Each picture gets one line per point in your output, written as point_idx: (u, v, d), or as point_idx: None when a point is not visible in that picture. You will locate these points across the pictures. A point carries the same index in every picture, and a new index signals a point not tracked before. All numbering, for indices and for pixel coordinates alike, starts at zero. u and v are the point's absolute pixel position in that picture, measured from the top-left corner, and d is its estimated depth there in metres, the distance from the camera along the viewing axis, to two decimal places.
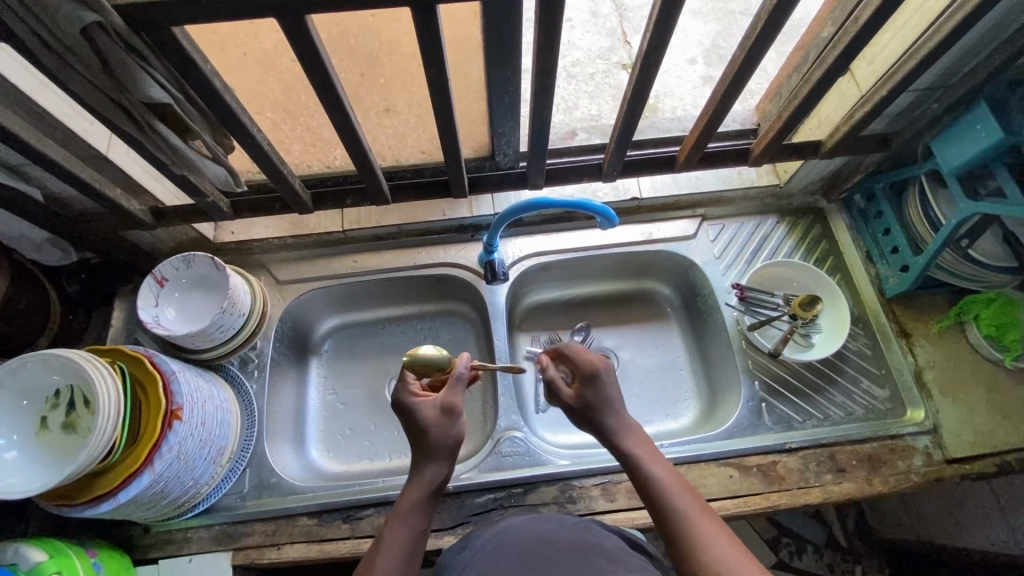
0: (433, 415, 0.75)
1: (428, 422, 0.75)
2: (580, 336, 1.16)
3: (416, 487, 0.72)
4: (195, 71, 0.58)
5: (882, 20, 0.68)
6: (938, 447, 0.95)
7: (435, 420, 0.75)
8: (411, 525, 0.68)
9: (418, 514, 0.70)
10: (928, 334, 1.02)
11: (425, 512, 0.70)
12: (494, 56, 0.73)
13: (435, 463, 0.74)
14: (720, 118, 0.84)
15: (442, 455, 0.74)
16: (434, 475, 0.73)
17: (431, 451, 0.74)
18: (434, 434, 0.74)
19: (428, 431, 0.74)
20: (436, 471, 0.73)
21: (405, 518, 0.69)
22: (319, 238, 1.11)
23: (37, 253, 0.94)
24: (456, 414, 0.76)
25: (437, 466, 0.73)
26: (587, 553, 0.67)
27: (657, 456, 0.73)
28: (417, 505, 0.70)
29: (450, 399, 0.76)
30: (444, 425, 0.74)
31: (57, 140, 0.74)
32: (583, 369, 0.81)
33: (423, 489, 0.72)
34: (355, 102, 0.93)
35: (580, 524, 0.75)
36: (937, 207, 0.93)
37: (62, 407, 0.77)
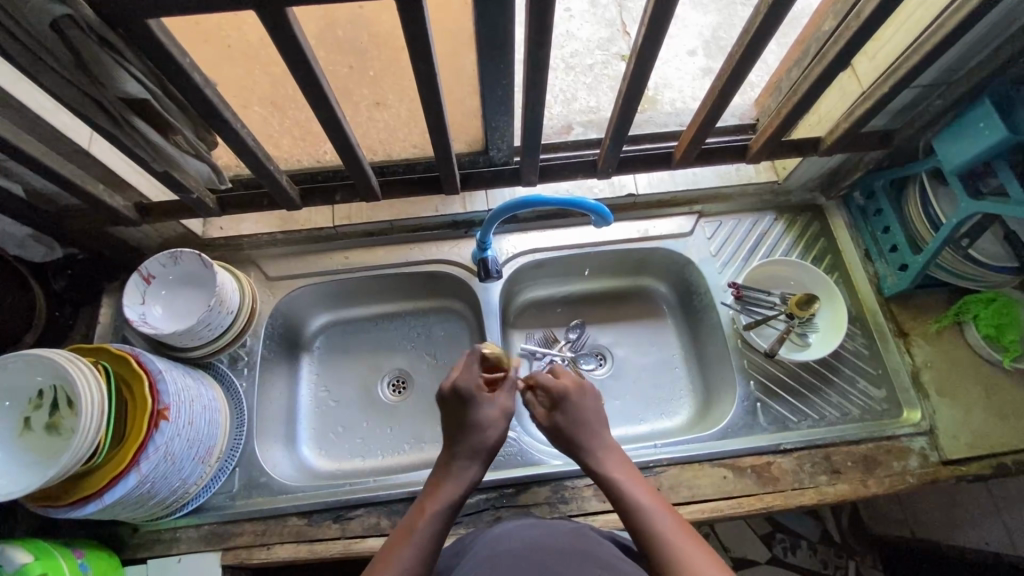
0: (493, 415, 0.79)
1: (485, 418, 0.78)
2: (575, 333, 1.15)
3: (452, 483, 0.74)
4: (173, 66, 0.56)
5: (884, 15, 0.66)
6: (934, 448, 0.94)
7: (495, 420, 0.79)
8: (442, 520, 0.70)
9: (451, 509, 0.71)
10: (926, 334, 1.01)
11: (455, 510, 0.72)
12: (485, 49, 0.71)
13: (473, 462, 0.77)
14: (717, 114, 0.82)
15: (483, 455, 0.77)
16: (472, 474, 0.76)
17: (476, 448, 0.77)
18: (490, 433, 0.78)
19: (486, 428, 0.78)
20: (473, 470, 0.76)
21: (438, 514, 0.70)
22: (309, 234, 1.09)
23: (20, 249, 0.92)
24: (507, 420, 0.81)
25: (474, 465, 0.77)
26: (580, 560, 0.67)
27: (636, 478, 0.73)
28: (450, 501, 0.72)
29: (507, 405, 0.81)
30: (496, 429, 0.79)
31: (37, 135, 0.72)
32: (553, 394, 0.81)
33: (460, 486, 0.74)
34: (344, 96, 0.89)
35: (572, 529, 0.75)
36: (938, 205, 0.91)
37: (45, 408, 0.76)
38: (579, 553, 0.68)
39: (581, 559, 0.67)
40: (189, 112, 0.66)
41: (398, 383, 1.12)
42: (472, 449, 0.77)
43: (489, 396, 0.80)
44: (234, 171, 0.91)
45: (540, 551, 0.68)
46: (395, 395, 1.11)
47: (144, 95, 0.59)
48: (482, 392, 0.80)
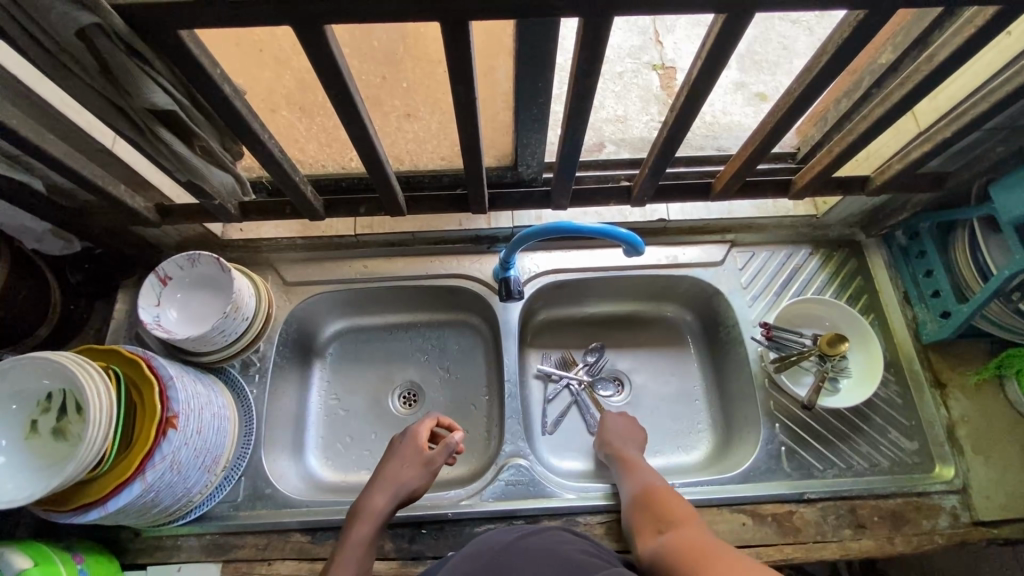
0: (412, 462, 0.87)
1: (405, 466, 0.87)
2: (593, 355, 1.12)
3: (366, 520, 0.82)
4: (205, 77, 0.54)
5: (959, 61, 0.62)
6: (966, 507, 0.90)
7: (413, 470, 0.86)
8: (358, 559, 0.78)
9: (363, 547, 0.79)
10: (963, 387, 0.97)
11: (369, 550, 0.79)
12: (525, 68, 0.68)
13: (386, 503, 0.83)
14: (764, 149, 0.78)
15: (396, 498, 0.84)
16: (383, 510, 0.82)
17: (389, 491, 0.84)
18: (405, 480, 0.85)
19: (401, 474, 0.85)
20: (386, 511, 0.83)
21: (353, 555, 0.78)
22: (330, 241, 1.07)
23: (38, 244, 0.93)
24: (430, 470, 0.87)
25: (387, 504, 0.83)
26: (561, 564, 0.65)
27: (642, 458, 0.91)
28: (361, 541, 0.79)
29: (434, 456, 0.88)
30: (417, 480, 0.86)
31: (61, 135, 0.70)
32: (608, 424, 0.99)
33: (373, 524, 0.81)
34: (375, 106, 0.85)
35: (547, 532, 0.73)
36: (988, 254, 0.86)
37: (54, 412, 0.74)
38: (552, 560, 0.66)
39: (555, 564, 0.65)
40: (216, 120, 0.64)
41: (410, 396, 1.09)
42: (386, 491, 0.84)
43: (419, 446, 0.89)
44: (256, 174, 0.89)
45: (517, 557, 0.67)
46: (406, 408, 1.08)
47: (173, 105, 0.57)
48: (416, 444, 0.89)
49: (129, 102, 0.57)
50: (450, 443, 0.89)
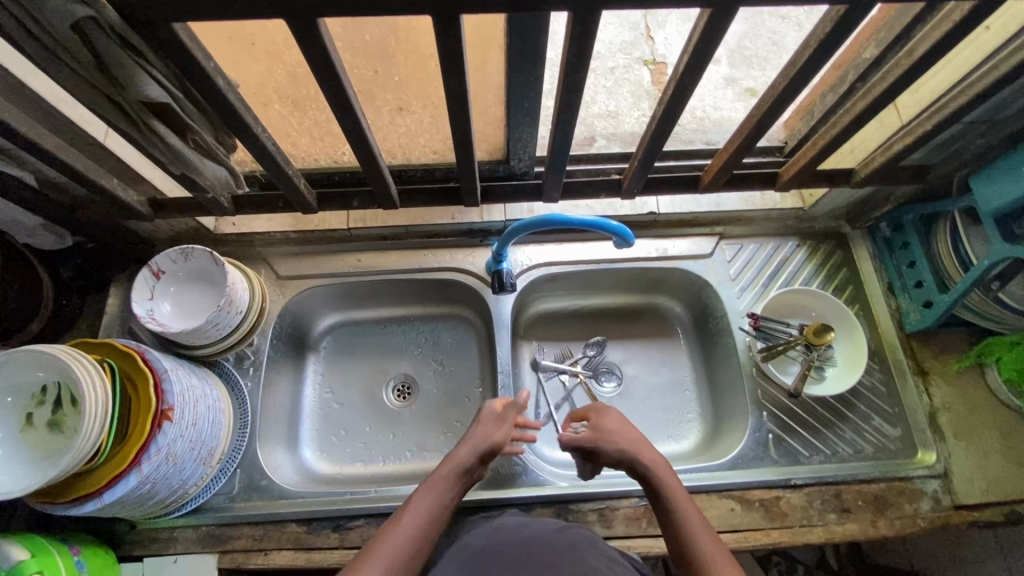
0: (488, 416, 0.85)
1: (482, 419, 0.85)
2: (593, 351, 1.13)
3: (451, 463, 0.79)
4: (197, 70, 0.54)
5: (937, 56, 0.64)
6: (947, 491, 0.92)
7: (495, 424, 0.84)
8: (437, 494, 0.75)
9: (444, 488, 0.76)
10: (945, 374, 0.99)
11: (450, 490, 0.76)
12: (517, 62, 0.68)
13: (473, 451, 0.80)
14: (752, 142, 0.80)
15: (482, 450, 0.81)
16: (468, 456, 0.80)
17: (477, 441, 0.81)
18: (485, 431, 0.83)
19: (481, 426, 0.83)
20: (470, 461, 0.79)
21: (433, 487, 0.76)
22: (324, 235, 1.08)
23: (30, 237, 0.90)
24: (508, 423, 0.85)
25: (474, 454, 0.80)
26: (569, 559, 0.66)
27: (660, 459, 0.80)
28: (444, 480, 0.76)
29: (510, 415, 0.86)
30: (495, 430, 0.83)
31: (53, 129, 0.70)
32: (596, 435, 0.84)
33: (459, 467, 0.78)
34: (367, 100, 0.87)
35: (564, 529, 0.73)
36: (969, 245, 0.88)
37: (49, 404, 0.75)
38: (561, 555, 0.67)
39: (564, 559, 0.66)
40: (210, 114, 0.65)
41: (404, 389, 1.10)
42: (469, 441, 0.82)
43: (492, 402, 0.87)
44: (249, 167, 0.91)
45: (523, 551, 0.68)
46: (400, 400, 1.09)
47: (167, 99, 0.58)
48: (489, 401, 0.87)
49: (122, 96, 0.57)
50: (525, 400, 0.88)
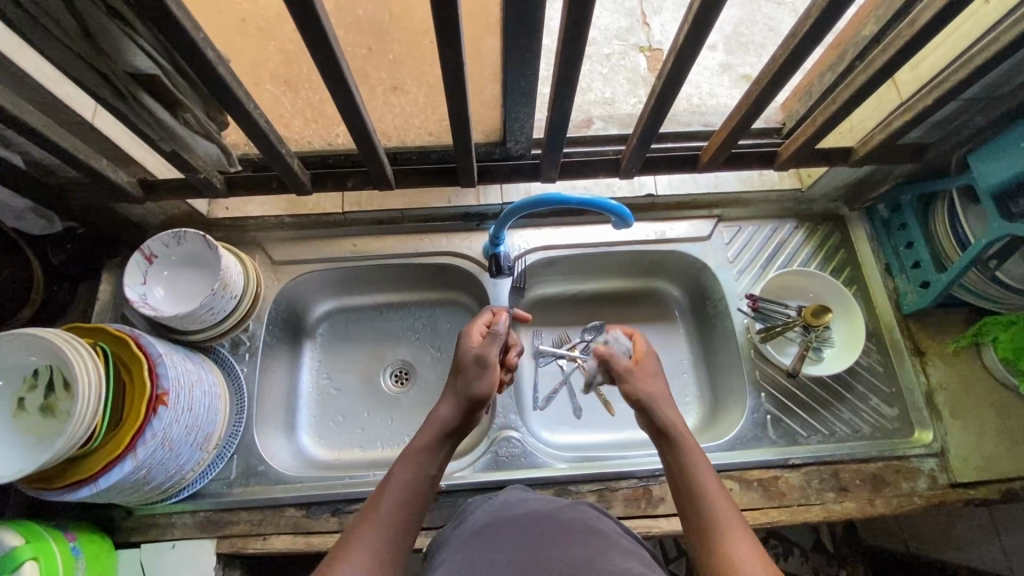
0: (468, 363, 0.80)
1: (463, 368, 0.80)
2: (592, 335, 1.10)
3: (430, 427, 0.75)
4: (187, 41, 0.53)
5: (938, 26, 0.63)
6: (944, 470, 0.93)
7: (470, 370, 0.79)
8: (417, 465, 0.71)
9: (424, 455, 0.73)
10: (942, 354, 0.99)
11: (432, 456, 0.73)
12: (513, 38, 0.67)
13: (450, 410, 0.76)
14: (750, 119, 0.80)
15: (462, 405, 0.77)
16: (444, 417, 0.76)
17: (454, 397, 0.77)
18: (465, 383, 0.78)
19: (459, 379, 0.79)
20: (451, 419, 0.76)
21: (411, 459, 0.72)
22: (317, 219, 1.06)
23: (17, 222, 0.89)
24: (487, 366, 0.79)
25: (452, 412, 0.76)
26: (574, 536, 0.65)
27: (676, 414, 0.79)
28: (422, 447, 0.73)
29: (486, 352, 0.80)
30: (476, 379, 0.78)
31: (40, 106, 0.69)
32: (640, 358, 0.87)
33: (434, 431, 0.75)
34: (362, 79, 0.85)
35: (571, 506, 0.72)
36: (967, 224, 0.88)
37: (41, 389, 0.74)
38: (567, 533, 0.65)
39: (569, 536, 0.64)
40: (201, 89, 0.64)
41: (401, 375, 1.10)
42: (449, 397, 0.78)
43: (471, 345, 0.82)
44: (242, 151, 0.87)
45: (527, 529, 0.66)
46: (397, 386, 1.08)
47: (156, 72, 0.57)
48: (467, 345, 0.82)
49: (109, 67, 0.56)
50: (501, 337, 0.82)
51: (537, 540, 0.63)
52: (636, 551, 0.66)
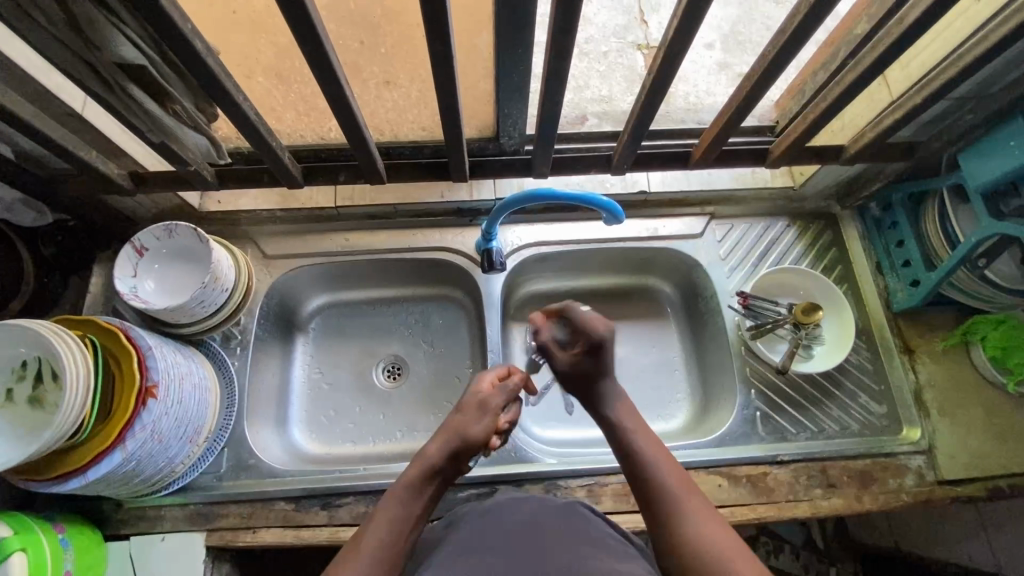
0: (471, 406, 0.77)
1: (465, 407, 0.77)
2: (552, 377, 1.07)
3: (417, 465, 0.72)
4: (175, 32, 0.53)
5: (925, 23, 0.64)
6: (931, 467, 0.94)
7: (471, 413, 0.77)
8: (402, 504, 0.68)
9: (408, 495, 0.69)
10: (931, 352, 1.00)
11: (416, 495, 0.69)
12: (504, 34, 0.67)
13: (441, 449, 0.73)
14: (742, 115, 0.80)
15: (452, 446, 0.73)
16: (434, 457, 0.72)
17: (446, 437, 0.74)
18: (463, 424, 0.75)
19: (458, 419, 0.76)
20: (439, 460, 0.72)
21: (396, 496, 0.69)
22: (311, 213, 1.07)
23: (8, 213, 0.88)
24: (489, 414, 0.77)
25: (441, 451, 0.72)
26: (568, 545, 0.64)
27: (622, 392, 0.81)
28: (406, 485, 0.70)
29: (490, 399, 0.78)
30: (474, 422, 0.75)
31: (28, 96, 0.68)
32: (589, 338, 0.80)
33: (421, 469, 0.71)
34: (354, 73, 0.87)
35: (562, 505, 0.73)
36: (957, 222, 0.88)
37: (29, 380, 0.74)
38: (560, 541, 0.65)
39: (565, 546, 0.64)
40: (190, 80, 0.64)
41: (394, 370, 1.10)
42: (443, 435, 0.74)
43: (479, 387, 0.80)
44: (234, 144, 0.87)
45: (522, 535, 0.66)
46: (389, 381, 1.09)
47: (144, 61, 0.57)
48: (476, 387, 0.80)
49: (96, 56, 0.56)
50: (514, 390, 0.80)
51: (532, 555, 0.62)
52: (624, 551, 0.67)
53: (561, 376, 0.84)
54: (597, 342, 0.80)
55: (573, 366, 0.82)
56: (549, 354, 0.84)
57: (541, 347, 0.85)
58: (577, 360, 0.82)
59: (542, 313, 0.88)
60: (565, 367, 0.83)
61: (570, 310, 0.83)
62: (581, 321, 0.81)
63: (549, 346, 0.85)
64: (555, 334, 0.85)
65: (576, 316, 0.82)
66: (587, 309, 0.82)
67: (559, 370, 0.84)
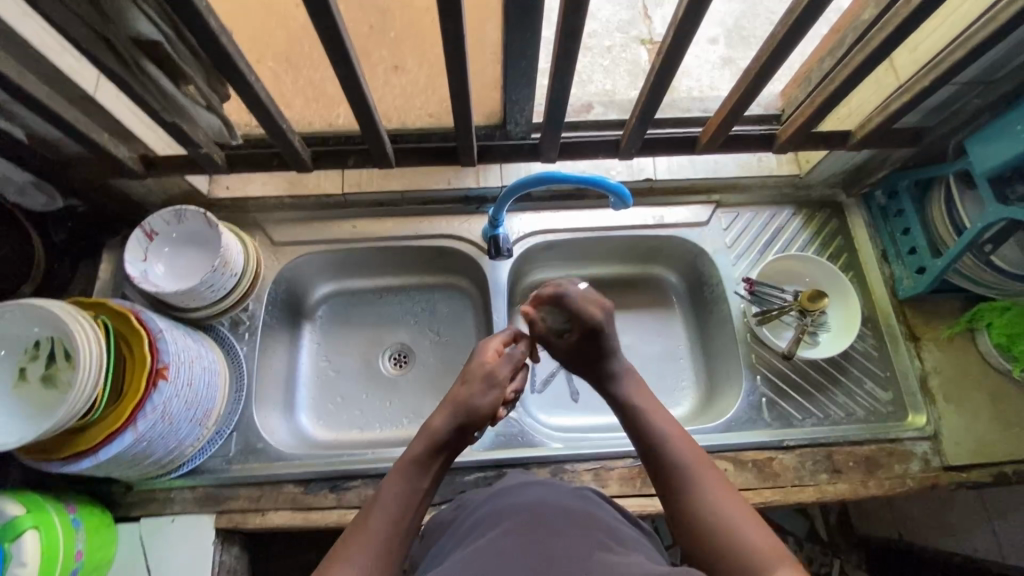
0: (477, 376, 0.77)
1: (470, 379, 0.77)
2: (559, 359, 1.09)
3: (422, 439, 0.72)
4: (188, 7, 0.54)
5: (935, 3, 0.64)
6: (937, 453, 0.94)
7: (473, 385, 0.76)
8: (410, 480, 0.68)
9: (415, 470, 0.69)
10: (937, 339, 1.00)
11: (423, 470, 0.69)
12: (513, 18, 0.67)
13: (446, 423, 0.72)
14: (748, 101, 0.81)
15: (457, 420, 0.73)
16: (439, 431, 0.72)
17: (450, 411, 0.74)
18: (467, 399, 0.75)
19: (464, 389, 0.76)
20: (445, 434, 0.72)
21: (404, 472, 0.69)
22: (318, 200, 1.07)
23: (19, 196, 0.90)
24: (495, 385, 0.77)
25: (446, 426, 0.72)
26: (580, 522, 0.64)
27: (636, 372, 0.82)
28: (413, 461, 0.70)
29: (494, 369, 0.78)
30: (480, 394, 0.75)
31: (41, 76, 0.69)
32: (586, 325, 0.79)
33: (426, 444, 0.71)
34: (363, 58, 0.88)
35: (573, 491, 0.72)
36: (963, 209, 0.88)
37: (42, 359, 0.75)
38: (571, 516, 0.65)
39: (577, 522, 0.63)
40: (202, 58, 0.64)
41: (400, 358, 1.10)
42: (448, 409, 0.74)
43: (484, 358, 0.80)
44: (246, 129, 0.89)
45: (533, 511, 0.65)
46: (395, 368, 1.09)
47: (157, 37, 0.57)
48: (481, 357, 0.80)
49: (112, 34, 0.57)
50: (518, 359, 0.81)
51: (546, 528, 0.62)
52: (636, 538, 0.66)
53: (563, 356, 0.84)
54: (595, 327, 0.79)
55: (574, 350, 0.82)
56: (545, 339, 0.85)
57: (538, 336, 0.85)
58: (577, 344, 0.81)
59: (530, 302, 0.86)
60: (567, 349, 0.83)
61: (565, 293, 0.80)
62: (579, 306, 0.79)
63: (544, 334, 0.84)
64: (549, 322, 0.84)
65: (571, 302, 0.80)
66: (582, 288, 0.81)
67: (562, 351, 0.84)
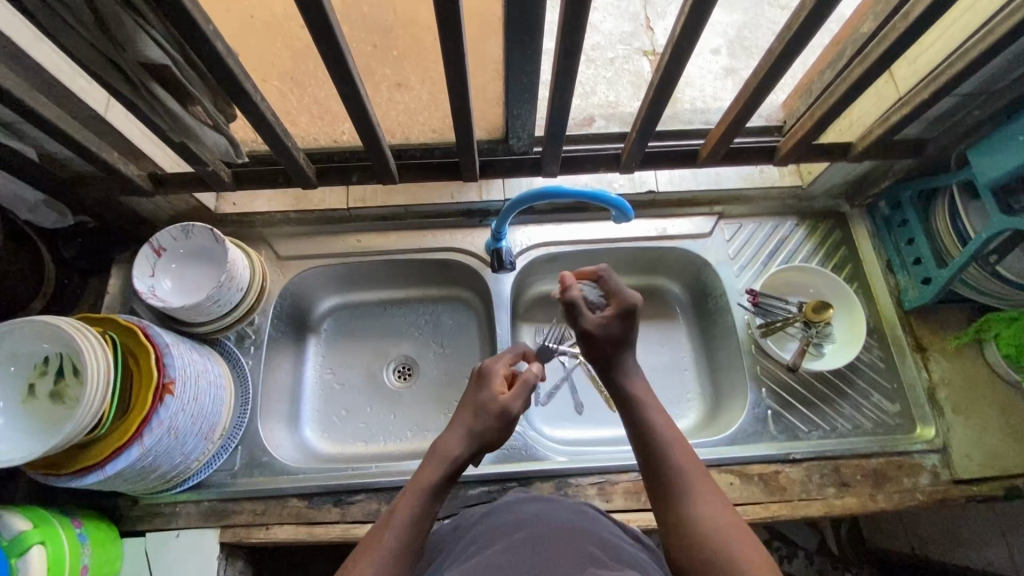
0: (491, 409, 0.76)
1: (483, 411, 0.76)
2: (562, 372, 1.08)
3: (437, 463, 0.72)
4: (195, 32, 0.55)
5: (933, 16, 0.64)
6: (946, 466, 0.93)
7: (487, 413, 0.76)
8: (423, 502, 0.68)
9: (429, 494, 0.69)
10: (944, 350, 0.99)
11: (436, 494, 0.69)
12: (513, 36, 0.68)
13: (463, 449, 0.73)
14: (749, 114, 0.81)
15: (472, 446, 0.74)
16: (455, 456, 0.72)
17: (467, 436, 0.74)
18: (481, 425, 0.75)
19: (478, 422, 0.75)
20: (460, 457, 0.73)
21: (415, 494, 0.68)
22: (321, 215, 1.08)
23: (31, 214, 0.92)
24: (509, 419, 0.76)
25: (462, 451, 0.73)
26: (580, 538, 0.64)
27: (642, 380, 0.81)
28: (426, 484, 0.69)
29: (510, 402, 0.76)
30: (493, 427, 0.75)
31: (53, 98, 0.71)
32: (629, 304, 0.79)
33: (440, 468, 0.71)
34: (367, 75, 0.90)
35: (571, 507, 0.72)
36: (967, 219, 0.88)
37: (51, 375, 0.76)
38: (571, 533, 0.65)
39: (577, 540, 0.63)
40: (208, 79, 0.66)
41: (404, 370, 1.10)
42: (464, 435, 0.74)
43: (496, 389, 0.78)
44: (250, 146, 0.90)
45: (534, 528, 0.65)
46: (400, 381, 1.09)
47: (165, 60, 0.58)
48: (493, 390, 0.78)
49: (122, 58, 0.58)
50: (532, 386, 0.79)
51: (546, 546, 0.62)
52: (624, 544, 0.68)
53: (588, 338, 0.80)
54: (633, 307, 0.79)
55: (601, 330, 0.79)
56: (574, 312, 0.79)
57: (566, 302, 0.79)
58: (607, 323, 0.79)
59: (569, 273, 0.82)
60: (595, 329, 0.79)
61: (607, 275, 0.82)
62: (619, 286, 0.81)
63: (579, 302, 0.79)
64: (584, 296, 0.83)
65: (613, 280, 0.82)
66: (623, 280, 0.83)
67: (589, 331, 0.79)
